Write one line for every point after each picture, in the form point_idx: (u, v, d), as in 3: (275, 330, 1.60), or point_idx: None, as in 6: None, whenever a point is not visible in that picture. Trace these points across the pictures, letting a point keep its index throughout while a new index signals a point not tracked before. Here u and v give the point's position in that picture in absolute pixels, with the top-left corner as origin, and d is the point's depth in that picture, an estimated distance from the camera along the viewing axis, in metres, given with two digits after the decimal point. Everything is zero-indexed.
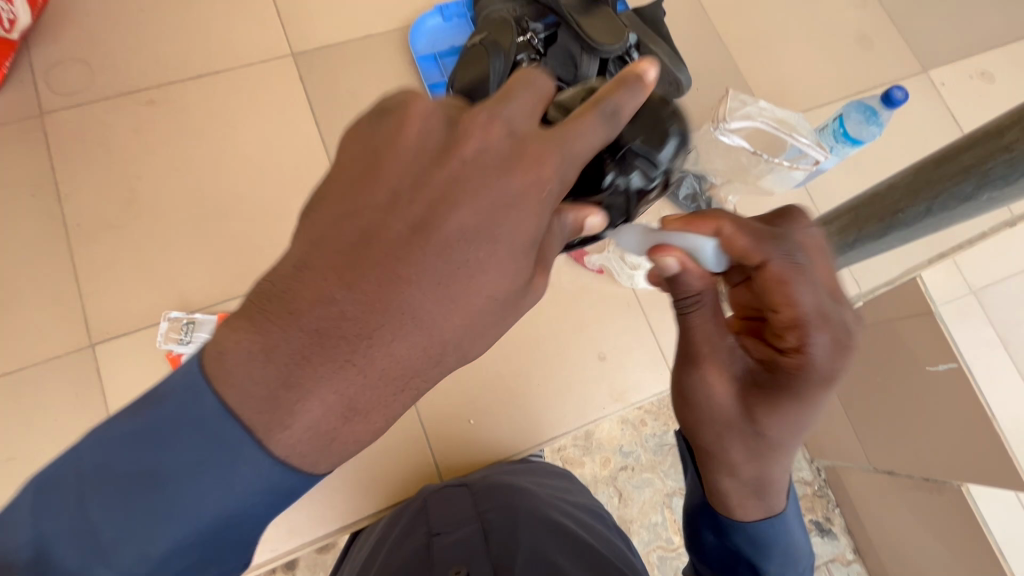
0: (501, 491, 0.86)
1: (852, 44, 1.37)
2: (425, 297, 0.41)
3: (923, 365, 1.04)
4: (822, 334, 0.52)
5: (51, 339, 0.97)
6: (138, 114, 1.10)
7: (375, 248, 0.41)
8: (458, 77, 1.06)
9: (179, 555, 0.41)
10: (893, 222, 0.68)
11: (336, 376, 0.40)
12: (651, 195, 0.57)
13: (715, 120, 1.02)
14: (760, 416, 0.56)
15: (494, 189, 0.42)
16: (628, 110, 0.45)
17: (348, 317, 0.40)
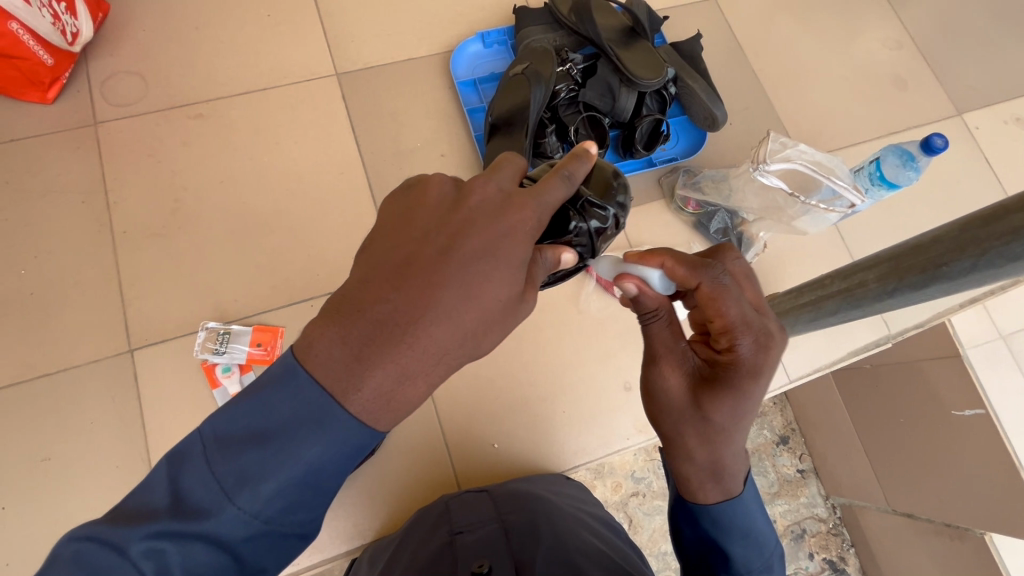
0: (520, 499, 0.87)
1: (887, 85, 1.37)
2: (456, 295, 0.53)
3: (949, 409, 1.18)
4: (745, 338, 0.58)
5: (93, 342, 1.00)
6: (187, 126, 1.14)
7: (419, 265, 0.54)
8: (496, 105, 1.11)
9: (280, 499, 0.51)
10: (935, 274, 0.69)
11: (397, 351, 0.51)
12: (607, 239, 0.69)
13: (755, 161, 1.01)
14: (704, 405, 0.60)
15: (497, 224, 0.55)
16: (580, 174, 0.59)
17: (399, 312, 0.52)
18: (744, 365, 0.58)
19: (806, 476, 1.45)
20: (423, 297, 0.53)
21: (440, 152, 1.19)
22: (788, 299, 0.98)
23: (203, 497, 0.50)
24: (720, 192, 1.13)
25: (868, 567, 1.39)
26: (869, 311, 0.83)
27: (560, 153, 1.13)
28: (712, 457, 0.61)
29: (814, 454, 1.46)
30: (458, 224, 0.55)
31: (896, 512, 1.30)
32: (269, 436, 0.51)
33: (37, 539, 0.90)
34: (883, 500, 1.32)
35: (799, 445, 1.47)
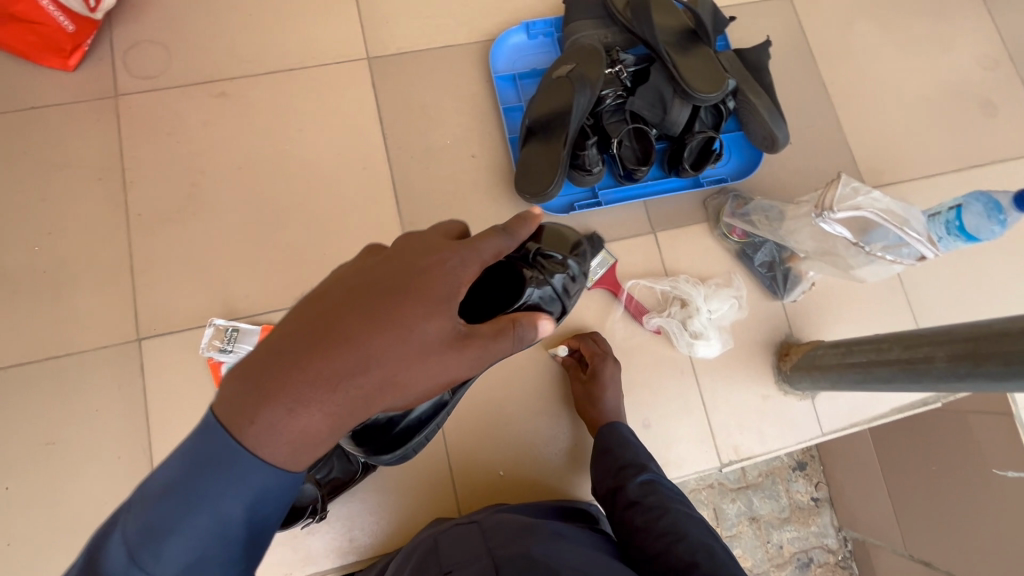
0: (513, 531, 0.73)
1: (974, 110, 1.22)
2: (376, 326, 0.44)
3: (988, 466, 1.09)
4: (600, 374, 0.97)
5: (102, 329, 0.98)
6: (209, 105, 1.08)
7: (341, 293, 0.45)
8: (535, 106, 1.03)
9: (200, 554, 0.44)
10: (1019, 370, 0.61)
11: (300, 374, 0.40)
12: (568, 293, 0.80)
13: (817, 206, 0.91)
14: (593, 401, 0.96)
15: (418, 262, 0.49)
16: (523, 232, 0.55)
17: (308, 338, 0.41)
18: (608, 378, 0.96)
19: (820, 505, 1.38)
20: (338, 329, 0.42)
21: (469, 152, 1.11)
22: (835, 354, 0.90)
23: (120, 553, 0.43)
24: (769, 224, 1.03)
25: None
26: (930, 388, 0.74)
27: (600, 166, 1.03)
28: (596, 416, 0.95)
29: (832, 484, 1.38)
30: (383, 261, 0.48)
31: (913, 558, 1.21)
32: (185, 486, 0.43)
33: (38, 522, 0.90)
34: (901, 542, 1.24)
35: (817, 473, 1.39)
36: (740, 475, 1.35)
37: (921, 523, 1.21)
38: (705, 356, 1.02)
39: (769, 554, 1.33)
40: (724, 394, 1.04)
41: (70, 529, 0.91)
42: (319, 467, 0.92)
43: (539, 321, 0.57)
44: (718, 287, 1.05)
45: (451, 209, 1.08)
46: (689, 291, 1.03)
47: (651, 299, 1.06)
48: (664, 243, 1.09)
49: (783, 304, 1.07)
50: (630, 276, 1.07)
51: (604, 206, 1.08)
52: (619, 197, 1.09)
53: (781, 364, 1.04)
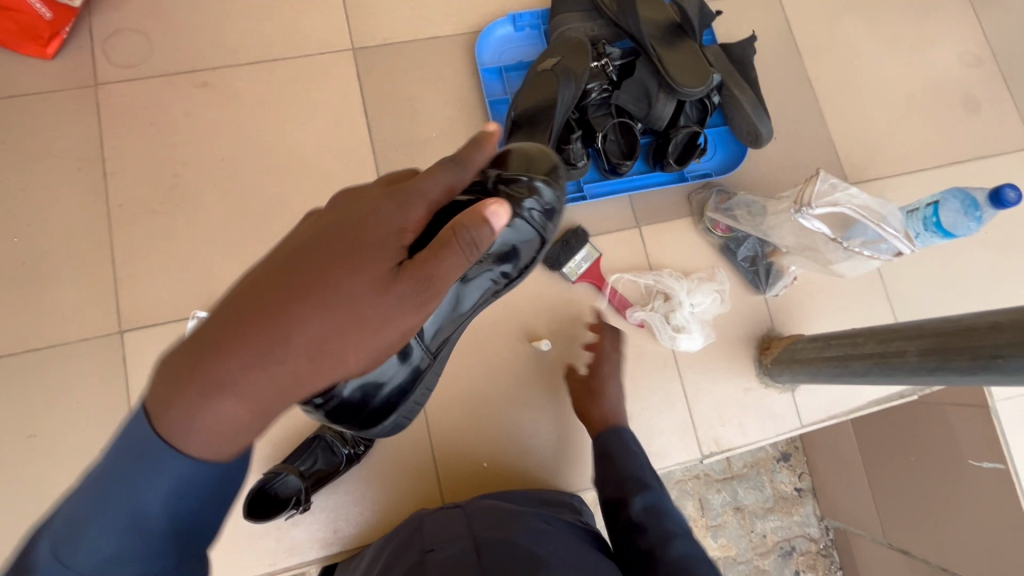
0: (500, 515, 0.74)
1: (956, 107, 1.23)
2: (305, 297, 0.44)
3: (966, 458, 1.11)
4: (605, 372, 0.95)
5: (84, 321, 0.97)
6: (191, 95, 1.07)
7: (272, 270, 0.44)
8: (520, 99, 1.03)
9: (133, 548, 0.45)
10: (988, 364, 0.62)
11: (223, 357, 0.41)
12: (545, 217, 0.69)
13: (795, 201, 0.91)
14: (597, 398, 0.93)
15: (356, 222, 0.48)
16: (474, 161, 0.52)
17: (231, 321, 0.42)
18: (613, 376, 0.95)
19: (803, 495, 1.41)
20: (251, 302, 0.42)
21: (455, 145, 1.10)
22: (813, 347, 0.92)
23: (57, 549, 0.45)
24: (751, 220, 1.04)
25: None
26: (903, 382, 0.76)
27: (585, 160, 1.04)
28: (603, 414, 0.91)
29: (814, 475, 1.41)
30: (321, 231, 0.48)
31: (892, 546, 1.25)
32: (121, 483, 0.44)
33: (21, 515, 0.90)
34: (880, 531, 1.27)
35: (800, 463, 1.42)
36: (725, 466, 1.38)
37: (900, 513, 1.23)
38: (687, 349, 1.03)
39: (752, 542, 1.35)
40: (707, 387, 1.05)
41: None
42: (303, 458, 0.94)
43: (487, 210, 0.46)
44: (701, 282, 1.06)
45: None
46: (671, 286, 1.04)
47: (635, 293, 1.07)
48: (648, 237, 1.10)
49: (765, 298, 1.08)
50: (614, 270, 1.08)
51: (590, 200, 1.08)
52: (604, 191, 1.09)
53: (762, 358, 1.06)
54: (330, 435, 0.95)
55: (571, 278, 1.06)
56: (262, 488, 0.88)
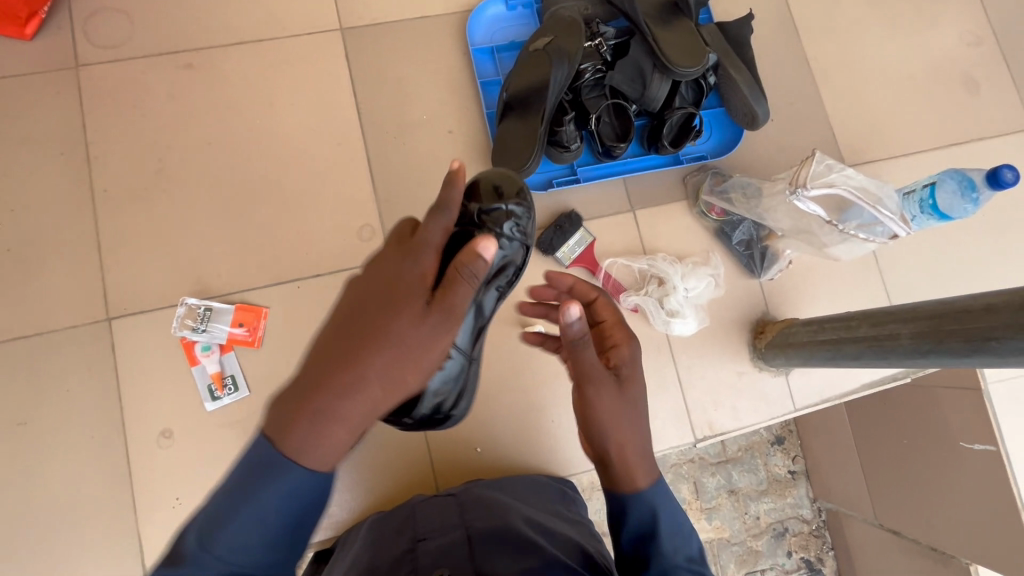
0: (491, 505, 0.75)
1: (955, 87, 1.22)
2: (370, 340, 0.49)
3: (957, 441, 1.12)
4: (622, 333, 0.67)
5: (71, 308, 0.96)
6: (175, 77, 1.04)
7: (343, 325, 0.51)
8: (512, 80, 1.01)
9: (248, 552, 0.46)
10: (981, 347, 0.62)
11: (318, 396, 0.47)
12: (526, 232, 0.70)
13: (792, 183, 0.91)
14: (637, 394, 0.61)
15: (389, 275, 0.53)
16: (451, 197, 0.54)
17: (321, 371, 0.49)
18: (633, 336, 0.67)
19: (796, 478, 1.42)
20: (336, 352, 0.49)
21: (447, 128, 1.08)
22: (807, 331, 0.91)
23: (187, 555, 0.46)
24: (746, 203, 1.02)
25: (845, 570, 1.38)
26: (896, 364, 0.75)
27: (578, 143, 1.02)
28: (638, 395, 0.62)
29: (808, 458, 1.42)
30: (364, 287, 0.53)
31: (883, 526, 1.27)
32: (250, 490, 0.46)
33: (13, 503, 0.90)
34: (871, 513, 1.28)
35: (794, 446, 1.42)
36: (719, 449, 1.38)
37: (892, 495, 1.24)
38: (681, 333, 1.03)
39: (745, 524, 1.37)
40: (701, 371, 1.05)
41: (47, 509, 0.91)
42: None
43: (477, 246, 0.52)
44: (696, 266, 1.06)
45: (428, 185, 1.06)
46: (666, 270, 1.03)
47: (629, 278, 1.06)
48: (643, 221, 1.09)
49: (760, 282, 1.08)
50: (608, 255, 1.07)
51: (583, 182, 1.07)
52: (598, 173, 1.08)
53: (756, 342, 1.05)
54: None
55: (565, 263, 1.05)
56: None
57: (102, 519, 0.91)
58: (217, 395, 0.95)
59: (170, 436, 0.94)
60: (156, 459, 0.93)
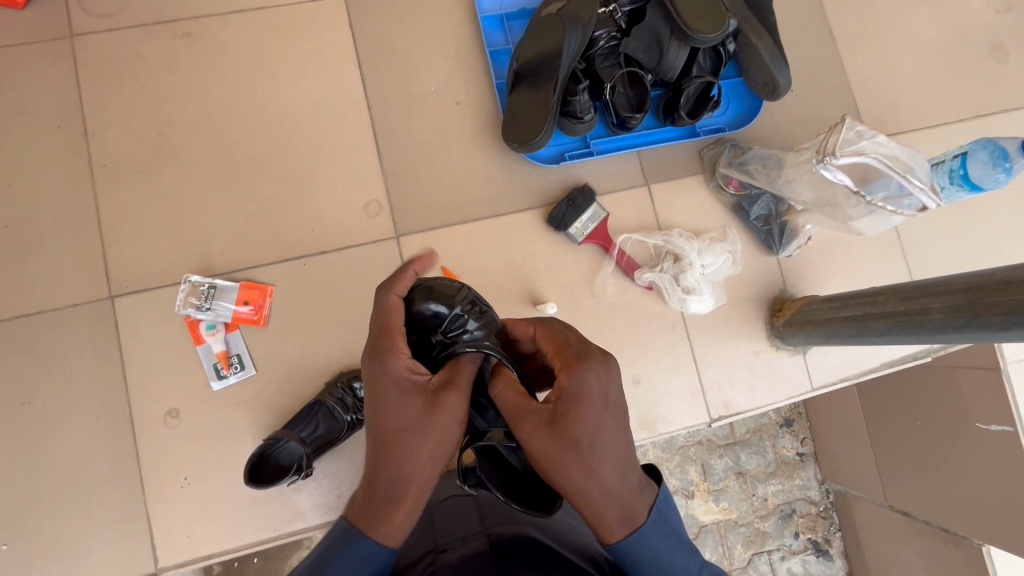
0: (511, 506, 0.72)
1: (983, 56, 1.16)
2: (408, 431, 0.55)
3: (973, 421, 1.10)
4: (567, 354, 0.56)
5: (72, 286, 0.94)
6: (173, 47, 1.01)
7: (380, 424, 0.57)
8: (523, 49, 0.97)
9: None
10: (1018, 318, 0.59)
11: (384, 490, 0.55)
12: (485, 313, 0.70)
13: (820, 151, 0.87)
14: (574, 432, 0.52)
15: (396, 373, 0.58)
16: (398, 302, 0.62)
17: (379, 468, 0.55)
18: (592, 354, 0.55)
19: (805, 459, 1.41)
20: (385, 450, 0.56)
21: (454, 99, 1.04)
22: (829, 308, 0.89)
23: None
24: (768, 174, 0.99)
25: (852, 551, 1.37)
26: (926, 340, 0.73)
27: (592, 113, 0.98)
28: (586, 433, 0.52)
29: (817, 440, 1.40)
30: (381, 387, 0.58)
31: (893, 508, 1.25)
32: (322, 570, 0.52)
33: (19, 483, 0.89)
34: (881, 494, 1.26)
35: (804, 429, 1.41)
36: (728, 431, 1.37)
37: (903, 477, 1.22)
38: (696, 311, 1.00)
39: (753, 506, 1.36)
40: (714, 350, 1.03)
41: (53, 488, 0.90)
42: (304, 424, 0.91)
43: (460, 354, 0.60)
44: (712, 242, 1.02)
45: (436, 159, 1.02)
46: (682, 246, 1.00)
47: (644, 255, 1.03)
48: (658, 196, 1.05)
49: (778, 259, 1.05)
50: (622, 231, 1.04)
51: (596, 155, 1.03)
52: (612, 146, 1.04)
53: (773, 320, 1.03)
54: (331, 401, 0.92)
55: (577, 239, 1.02)
56: (263, 454, 0.88)
57: (109, 499, 0.90)
58: (223, 373, 0.94)
59: (176, 415, 0.92)
60: (162, 438, 0.92)
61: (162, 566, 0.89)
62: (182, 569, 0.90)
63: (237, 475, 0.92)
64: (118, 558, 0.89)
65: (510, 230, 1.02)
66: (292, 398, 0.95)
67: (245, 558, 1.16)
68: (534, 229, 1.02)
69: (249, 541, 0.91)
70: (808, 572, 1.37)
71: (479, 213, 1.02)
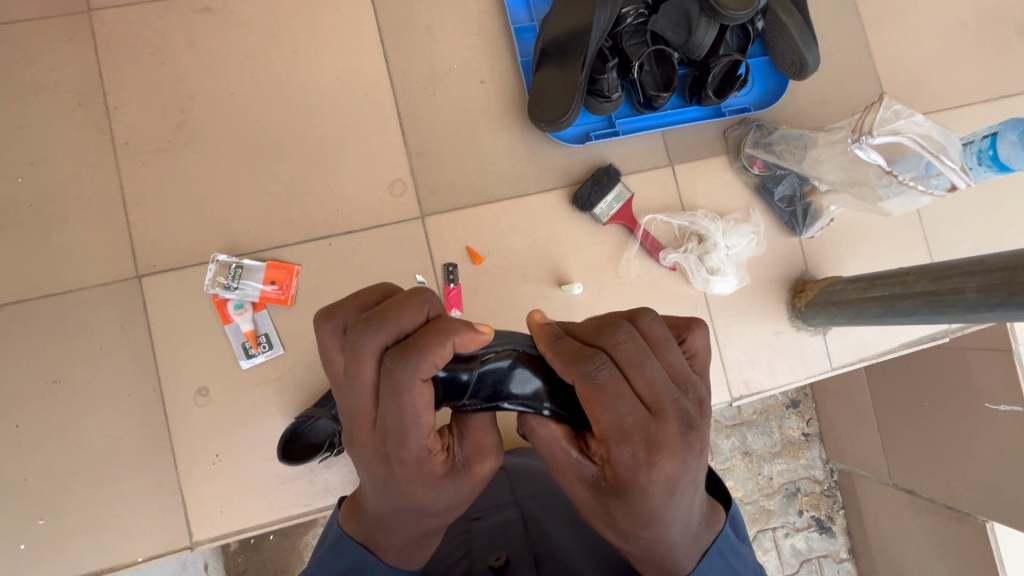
0: (542, 478, 0.79)
1: (1010, 34, 1.15)
2: (421, 501, 0.49)
3: (981, 401, 1.10)
4: (626, 445, 0.43)
5: (99, 265, 0.94)
6: (193, 22, 0.99)
7: (380, 488, 0.49)
8: (550, 27, 0.96)
9: None
10: None
11: (399, 536, 0.53)
12: (483, 362, 0.50)
13: (856, 130, 0.88)
14: (613, 517, 0.45)
15: (395, 453, 0.46)
16: (364, 362, 0.45)
17: (388, 520, 0.52)
18: (655, 454, 0.42)
19: (811, 440, 1.43)
20: (394, 511, 0.51)
21: (478, 77, 1.03)
22: (854, 288, 0.89)
23: None
24: (794, 154, 0.99)
25: (854, 529, 1.40)
26: (956, 320, 0.74)
27: (619, 92, 0.97)
28: (628, 525, 0.45)
29: (823, 420, 1.43)
30: (374, 455, 0.48)
31: (896, 486, 1.28)
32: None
33: (52, 458, 0.90)
34: (886, 473, 1.29)
35: (810, 410, 1.44)
36: (735, 413, 1.39)
37: (907, 454, 1.24)
38: (720, 292, 1.00)
39: (759, 485, 1.38)
40: (735, 329, 1.04)
41: (87, 464, 0.91)
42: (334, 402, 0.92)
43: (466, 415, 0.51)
44: (737, 223, 1.02)
45: (460, 139, 1.02)
46: (706, 227, 1.00)
47: (668, 235, 1.03)
48: (682, 176, 1.05)
49: (800, 240, 1.05)
50: (647, 211, 1.04)
51: (621, 135, 1.03)
52: (638, 126, 1.03)
53: (795, 301, 1.03)
54: None
55: (602, 220, 1.02)
56: (294, 432, 0.89)
57: (140, 476, 0.91)
58: (252, 353, 0.94)
59: (206, 394, 0.93)
60: (192, 415, 0.93)
61: (196, 540, 0.91)
62: (215, 543, 0.91)
63: (267, 452, 0.93)
64: (151, 533, 0.91)
65: (534, 210, 1.02)
66: (321, 377, 0.96)
67: (261, 536, 1.18)
68: (559, 209, 1.02)
69: (280, 517, 0.93)
70: (811, 548, 1.40)
71: (503, 193, 1.01)
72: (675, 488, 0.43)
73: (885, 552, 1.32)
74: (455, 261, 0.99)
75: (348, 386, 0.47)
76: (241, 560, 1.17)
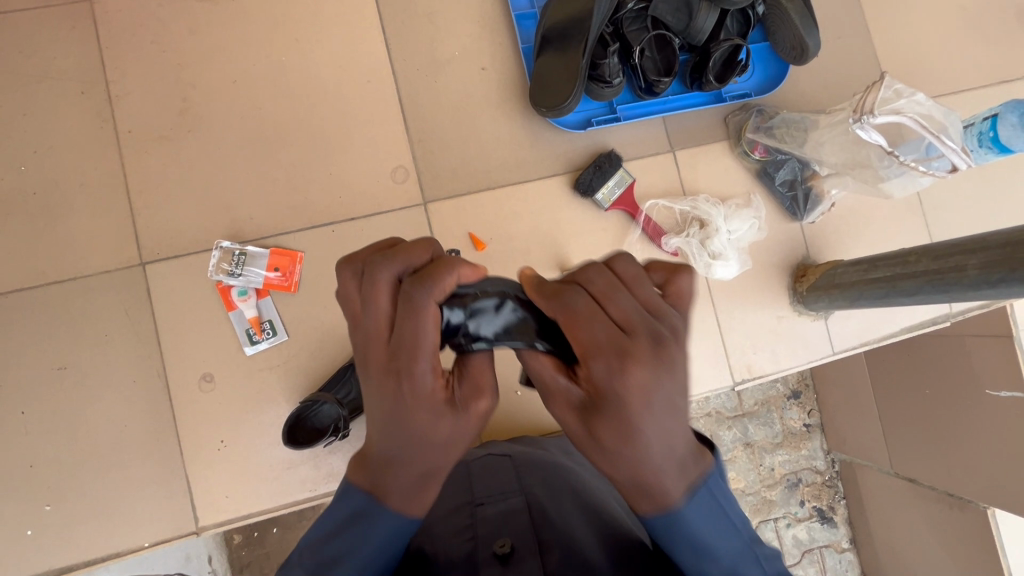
0: (549, 468, 0.78)
1: (1010, 19, 1.15)
2: (423, 434, 0.46)
3: (983, 388, 1.10)
4: (599, 358, 0.42)
5: (104, 252, 0.94)
6: (194, 10, 0.99)
7: (379, 422, 0.46)
8: (551, 12, 0.96)
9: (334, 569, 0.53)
10: None
11: (396, 486, 0.49)
12: (475, 299, 0.47)
13: (857, 109, 0.87)
14: (602, 441, 0.43)
15: (404, 373, 0.44)
16: (379, 290, 0.46)
17: (384, 466, 0.48)
18: (626, 361, 0.41)
19: (811, 431, 1.43)
20: (393, 451, 0.47)
21: (480, 64, 1.04)
22: (856, 271, 0.89)
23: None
24: (795, 138, 1.00)
25: (856, 518, 1.41)
26: (958, 299, 0.74)
27: (620, 77, 0.97)
28: (612, 444, 0.42)
29: (823, 411, 1.43)
30: (380, 381, 0.45)
31: (898, 475, 1.28)
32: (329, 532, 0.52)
33: (57, 445, 0.91)
34: (887, 462, 1.29)
35: (811, 400, 1.44)
36: (736, 403, 1.39)
37: (908, 442, 1.25)
38: (721, 276, 1.00)
39: (761, 475, 1.38)
40: (737, 315, 1.04)
41: (93, 450, 0.91)
42: (339, 387, 0.92)
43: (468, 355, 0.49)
44: (738, 208, 1.03)
45: (462, 126, 1.02)
46: (708, 212, 1.01)
47: (670, 220, 1.03)
48: (684, 162, 1.05)
49: (802, 225, 1.05)
50: (649, 197, 1.04)
51: (623, 121, 1.03)
52: (639, 112, 1.04)
53: (796, 286, 1.04)
54: None
55: (604, 206, 1.02)
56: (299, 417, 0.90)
57: (146, 462, 0.92)
58: (256, 339, 0.95)
59: (211, 380, 0.94)
60: (197, 401, 0.93)
61: (202, 525, 0.92)
62: (220, 528, 0.92)
63: (272, 438, 0.94)
64: (157, 519, 0.91)
65: (536, 196, 1.02)
66: (324, 363, 0.96)
67: (265, 526, 1.18)
68: (561, 196, 1.02)
69: (284, 503, 0.93)
70: (813, 538, 1.41)
71: (505, 180, 1.02)
72: (656, 401, 0.41)
73: (886, 539, 1.32)
74: (458, 249, 0.99)
75: (359, 320, 0.47)
76: (245, 551, 1.17)
